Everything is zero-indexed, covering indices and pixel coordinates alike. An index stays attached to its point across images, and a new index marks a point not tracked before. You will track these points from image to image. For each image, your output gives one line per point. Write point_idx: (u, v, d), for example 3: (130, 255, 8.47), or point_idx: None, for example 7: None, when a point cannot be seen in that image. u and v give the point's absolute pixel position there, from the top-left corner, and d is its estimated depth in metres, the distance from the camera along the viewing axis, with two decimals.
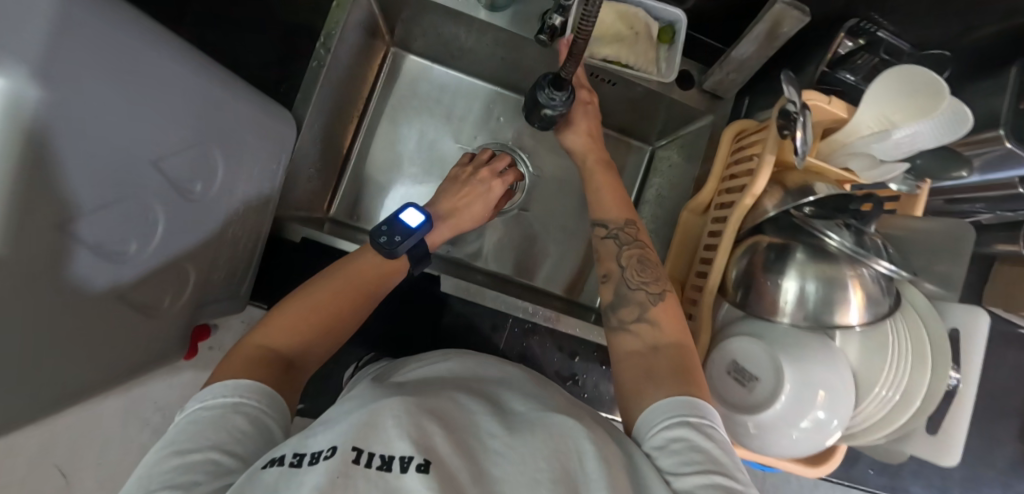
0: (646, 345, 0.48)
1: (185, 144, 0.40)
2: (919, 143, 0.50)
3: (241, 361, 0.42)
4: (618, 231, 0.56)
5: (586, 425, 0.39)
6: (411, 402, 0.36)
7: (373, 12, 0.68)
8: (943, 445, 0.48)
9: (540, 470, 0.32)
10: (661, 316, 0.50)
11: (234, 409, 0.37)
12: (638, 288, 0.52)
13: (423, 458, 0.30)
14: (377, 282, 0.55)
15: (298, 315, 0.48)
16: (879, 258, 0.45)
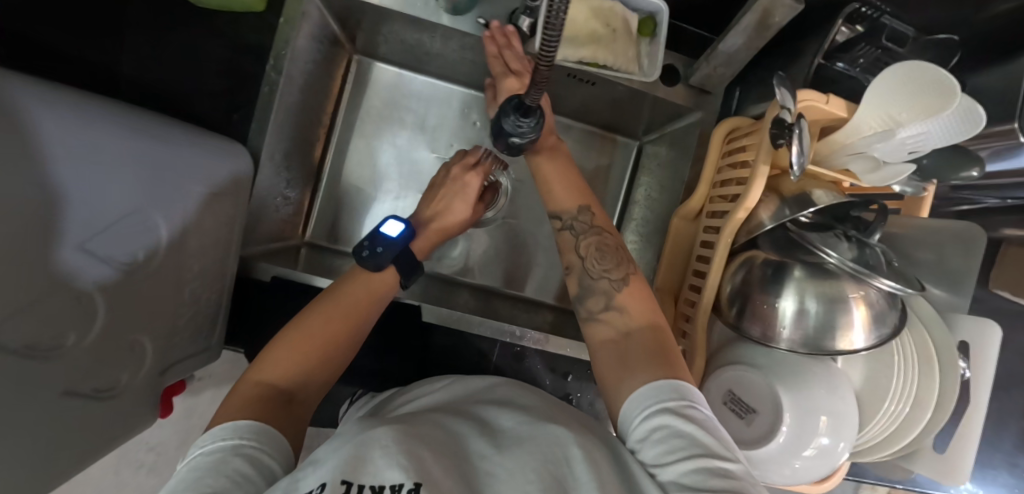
0: (619, 334, 0.44)
1: (111, 218, 0.36)
2: (925, 143, 0.46)
3: (239, 404, 0.39)
4: (573, 220, 0.51)
5: (583, 432, 0.35)
6: (399, 429, 0.33)
7: (328, 22, 0.62)
8: (952, 463, 0.46)
9: (540, 479, 0.29)
10: (629, 302, 0.45)
11: (235, 451, 0.34)
12: (601, 277, 0.47)
13: (417, 479, 0.27)
14: (375, 302, 0.52)
15: (296, 345, 0.44)
16: (880, 276, 0.41)
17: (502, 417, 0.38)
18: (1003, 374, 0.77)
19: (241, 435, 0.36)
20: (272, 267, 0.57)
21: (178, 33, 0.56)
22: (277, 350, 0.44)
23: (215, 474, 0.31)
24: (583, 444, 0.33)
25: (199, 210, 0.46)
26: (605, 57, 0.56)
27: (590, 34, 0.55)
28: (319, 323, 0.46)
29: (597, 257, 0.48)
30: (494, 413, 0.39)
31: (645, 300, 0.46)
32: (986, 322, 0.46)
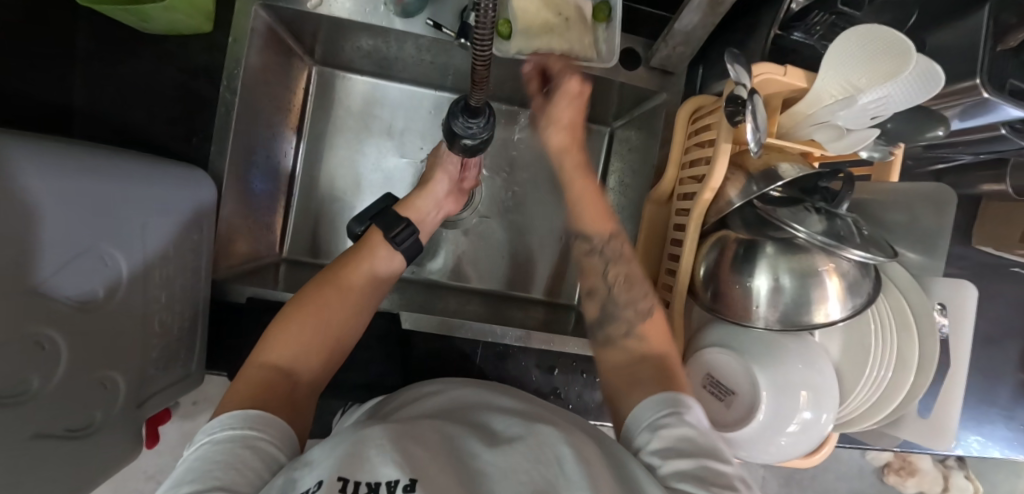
0: (634, 356, 0.45)
1: (72, 254, 0.36)
2: (888, 106, 0.44)
3: (250, 383, 0.41)
4: (604, 245, 0.53)
5: (575, 432, 0.35)
6: (395, 429, 0.33)
7: (281, 36, 0.61)
8: (937, 427, 0.46)
9: (533, 482, 0.29)
10: (650, 330, 0.46)
11: (244, 442, 0.34)
12: (626, 307, 0.48)
13: (413, 475, 0.27)
14: (376, 282, 0.54)
15: (302, 324, 0.46)
16: (850, 247, 0.41)
17: (497, 421, 0.38)
18: (993, 328, 0.77)
19: (252, 425, 0.36)
20: (248, 288, 0.57)
21: (128, 63, 0.55)
22: (283, 330, 0.46)
23: (223, 466, 0.32)
24: (572, 442, 0.33)
25: (156, 240, 0.45)
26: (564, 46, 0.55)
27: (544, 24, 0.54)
28: (324, 303, 0.49)
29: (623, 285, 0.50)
30: (491, 418, 0.39)
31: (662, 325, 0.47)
32: (962, 283, 0.46)
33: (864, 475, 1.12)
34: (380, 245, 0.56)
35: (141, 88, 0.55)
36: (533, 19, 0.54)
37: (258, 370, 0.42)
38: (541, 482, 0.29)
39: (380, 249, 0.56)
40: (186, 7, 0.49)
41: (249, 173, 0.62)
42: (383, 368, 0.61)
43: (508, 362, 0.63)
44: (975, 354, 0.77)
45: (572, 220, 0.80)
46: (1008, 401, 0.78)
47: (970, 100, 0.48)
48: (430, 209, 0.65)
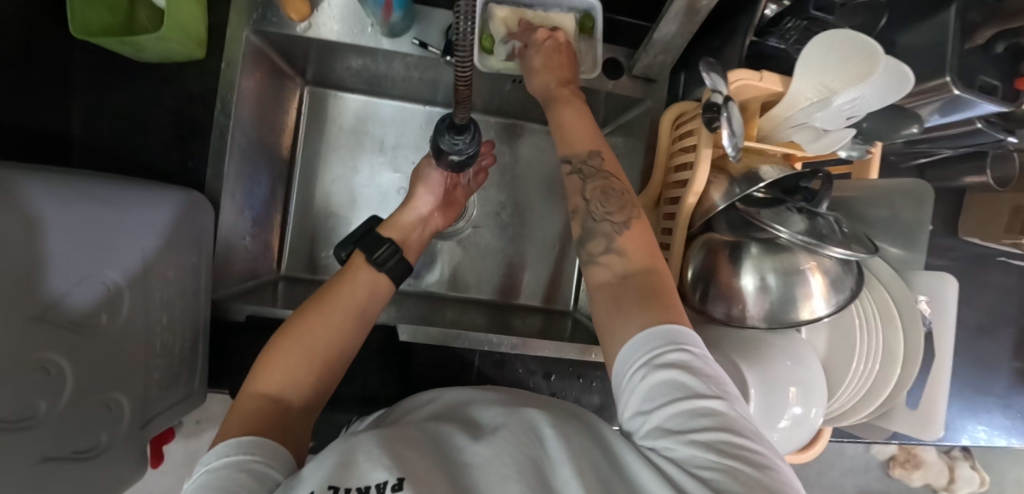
0: (616, 276, 0.41)
1: (71, 282, 0.37)
2: (859, 107, 0.46)
3: (245, 415, 0.42)
4: (584, 162, 0.46)
5: (560, 419, 0.36)
6: (387, 435, 0.34)
7: (273, 59, 0.63)
8: (925, 418, 0.47)
9: (518, 463, 0.30)
10: (629, 242, 0.42)
11: (239, 466, 0.36)
12: (604, 218, 0.43)
13: (402, 474, 0.28)
14: (364, 303, 0.55)
15: (292, 350, 0.47)
16: (830, 246, 0.42)
17: (486, 414, 0.38)
18: (985, 318, 0.78)
19: (243, 450, 0.37)
20: (247, 306, 0.58)
21: (125, 91, 0.57)
22: (274, 359, 0.46)
23: (219, 486, 0.33)
24: (552, 422, 0.34)
25: (160, 264, 0.46)
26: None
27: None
28: (314, 327, 0.49)
29: (600, 198, 0.44)
30: (481, 410, 0.40)
31: (645, 239, 0.42)
32: (943, 276, 0.48)
33: (869, 470, 1.12)
34: (364, 266, 0.57)
35: (138, 116, 0.57)
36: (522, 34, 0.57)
37: (252, 401, 0.43)
38: (525, 463, 0.30)
39: (364, 271, 0.57)
40: (179, 35, 0.51)
41: (246, 193, 0.64)
42: (383, 380, 0.62)
43: (505, 370, 0.64)
44: (970, 344, 0.78)
45: (566, 227, 0.81)
46: (1006, 389, 0.79)
47: (943, 97, 0.49)
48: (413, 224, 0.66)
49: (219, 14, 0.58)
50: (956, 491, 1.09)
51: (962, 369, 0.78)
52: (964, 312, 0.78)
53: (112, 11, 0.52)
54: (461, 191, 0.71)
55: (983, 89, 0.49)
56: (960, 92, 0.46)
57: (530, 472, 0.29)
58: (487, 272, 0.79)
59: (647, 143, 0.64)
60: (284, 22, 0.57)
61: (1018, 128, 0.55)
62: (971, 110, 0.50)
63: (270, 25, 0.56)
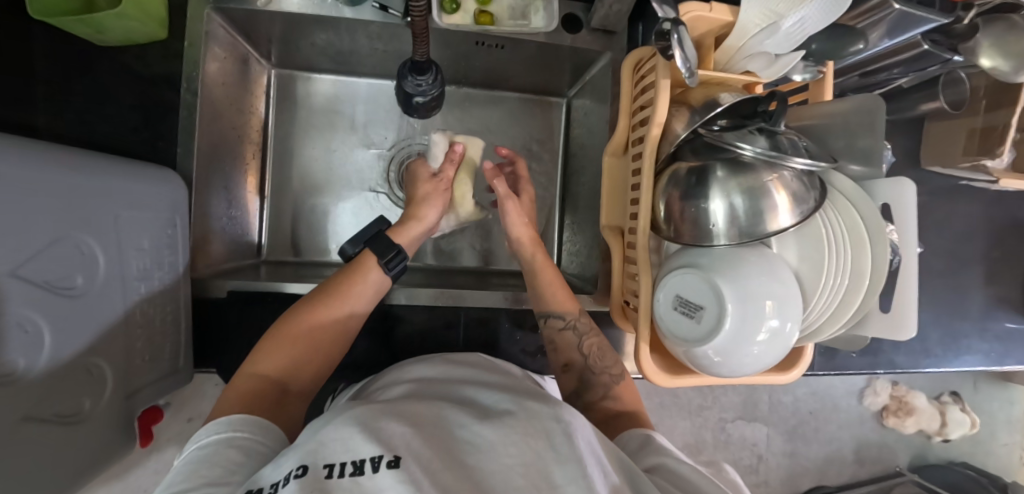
0: (612, 411, 0.53)
1: (43, 243, 0.37)
2: (806, 29, 0.49)
3: (244, 393, 0.43)
4: (575, 321, 0.60)
5: (561, 405, 0.37)
6: (378, 411, 0.33)
7: (236, 39, 0.64)
8: (897, 321, 0.48)
9: (522, 456, 0.30)
10: (623, 390, 0.56)
11: (230, 443, 0.36)
12: (602, 372, 0.57)
13: (396, 453, 0.28)
14: (365, 301, 0.56)
15: (291, 338, 0.49)
16: (792, 156, 0.43)
17: (483, 396, 0.41)
18: (956, 246, 0.81)
19: (235, 429, 0.38)
20: (229, 281, 0.59)
21: (87, 76, 0.57)
22: (272, 344, 0.48)
23: (210, 465, 0.33)
24: (559, 416, 0.34)
25: (130, 237, 0.47)
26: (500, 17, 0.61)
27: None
28: (316, 319, 0.51)
29: (598, 355, 0.57)
30: (479, 396, 0.41)
31: (632, 392, 0.56)
32: (901, 180, 0.49)
33: (864, 421, 1.13)
34: (372, 268, 0.58)
35: (103, 102, 0.57)
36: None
37: (249, 381, 0.45)
38: (529, 456, 0.30)
39: (373, 271, 0.57)
40: (138, 12, 0.52)
41: (219, 174, 0.64)
42: (369, 347, 0.62)
43: (493, 328, 0.65)
44: (943, 274, 0.80)
45: (543, 193, 0.83)
46: (981, 313, 0.81)
47: (888, 14, 0.50)
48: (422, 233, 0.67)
49: None
50: (949, 434, 1.10)
51: (937, 299, 0.80)
52: (933, 243, 0.80)
53: None
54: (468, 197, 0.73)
55: (923, 3, 0.50)
56: (901, 7, 0.48)
57: (535, 466, 0.29)
58: (469, 243, 0.80)
59: (612, 94, 0.66)
60: None
61: (960, 44, 0.57)
62: (917, 26, 0.52)
63: (230, 1, 0.57)
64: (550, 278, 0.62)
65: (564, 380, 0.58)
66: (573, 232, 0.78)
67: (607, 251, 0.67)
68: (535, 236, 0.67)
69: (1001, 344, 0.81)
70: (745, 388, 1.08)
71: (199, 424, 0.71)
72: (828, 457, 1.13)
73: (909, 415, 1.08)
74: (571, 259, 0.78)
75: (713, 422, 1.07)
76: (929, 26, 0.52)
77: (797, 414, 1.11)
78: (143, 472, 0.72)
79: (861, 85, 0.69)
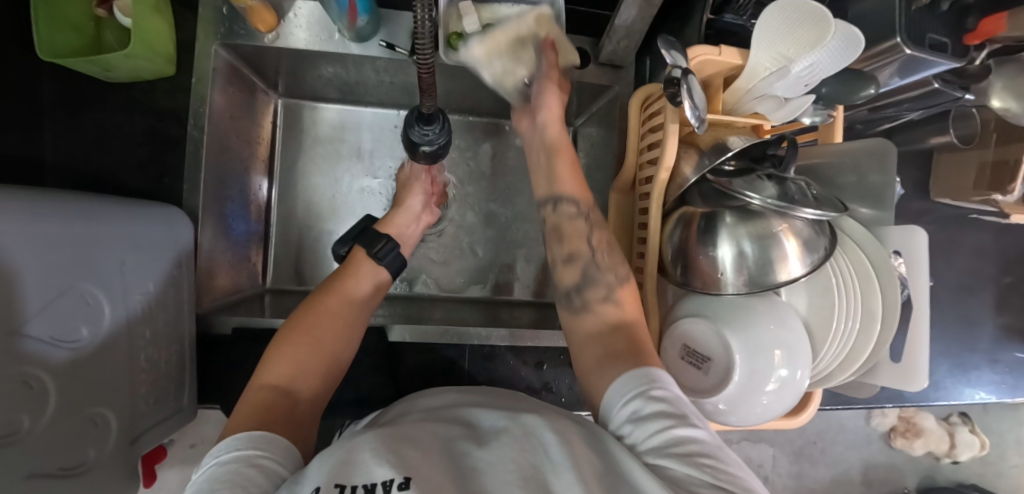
0: (604, 326, 0.45)
1: (50, 294, 0.37)
2: (818, 74, 0.48)
3: (253, 406, 0.40)
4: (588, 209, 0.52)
5: (560, 420, 0.36)
6: (387, 436, 0.33)
7: (244, 71, 0.64)
8: (908, 372, 0.47)
9: (519, 471, 0.30)
10: (624, 294, 0.47)
11: (249, 462, 0.33)
12: (608, 271, 0.48)
13: (407, 474, 0.28)
14: (360, 291, 0.57)
15: (289, 344, 0.47)
16: (801, 207, 0.42)
17: (483, 414, 0.39)
18: (965, 276, 0.79)
19: (253, 445, 0.35)
20: (232, 319, 0.58)
21: (95, 111, 0.57)
22: (274, 356, 0.46)
23: (230, 484, 0.30)
24: (556, 428, 0.34)
25: (135, 282, 0.47)
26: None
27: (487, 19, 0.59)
28: (325, 314, 0.51)
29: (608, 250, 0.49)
30: (480, 412, 0.40)
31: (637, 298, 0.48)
32: (912, 229, 0.48)
33: (871, 443, 1.11)
34: (364, 260, 0.60)
35: (111, 138, 0.57)
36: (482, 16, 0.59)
37: (263, 392, 0.42)
38: (528, 470, 0.30)
39: (364, 263, 0.60)
40: (146, 52, 0.52)
41: (225, 205, 0.64)
42: (373, 382, 0.62)
43: (497, 364, 0.65)
44: (952, 304, 0.79)
45: None
46: (991, 343, 0.79)
47: (898, 58, 0.49)
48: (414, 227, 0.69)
49: (187, 30, 0.59)
50: (958, 456, 1.08)
51: (947, 329, 0.79)
52: (943, 273, 0.79)
53: (78, 32, 0.54)
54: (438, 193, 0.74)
55: (935, 47, 0.49)
56: (911, 52, 0.47)
57: (534, 478, 0.29)
58: (472, 272, 0.80)
59: (619, 128, 0.65)
60: (253, 34, 0.58)
61: (972, 84, 0.56)
62: (928, 68, 0.51)
63: (238, 37, 0.57)
64: (566, 159, 0.54)
65: (564, 270, 0.50)
66: None
67: None
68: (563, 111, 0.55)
69: (1011, 375, 0.79)
70: None
71: (203, 453, 0.71)
72: (835, 478, 1.12)
73: (917, 438, 1.06)
74: None
75: None
76: (940, 68, 0.51)
77: (803, 436, 1.10)
78: None
79: (870, 118, 0.68)
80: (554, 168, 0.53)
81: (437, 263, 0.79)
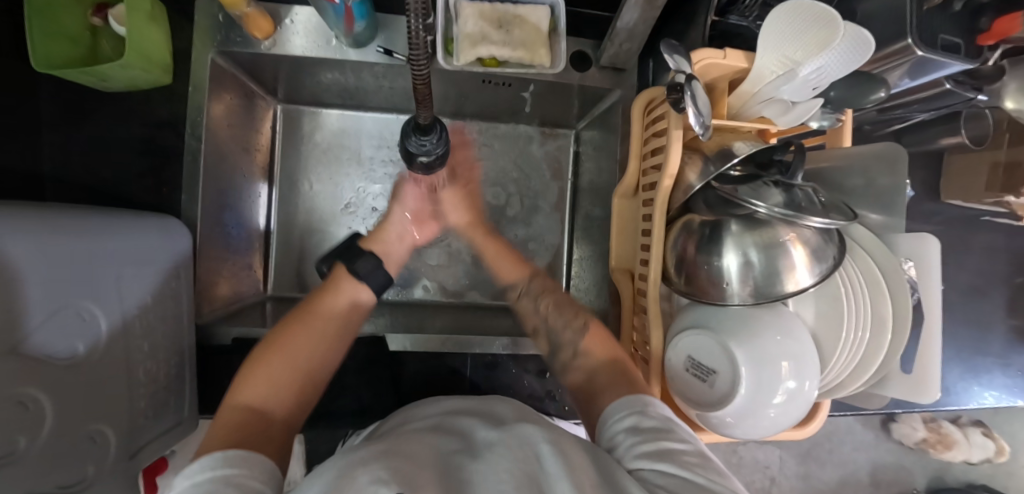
0: (585, 374, 0.48)
1: (45, 312, 0.37)
2: (826, 75, 0.46)
3: (225, 425, 0.39)
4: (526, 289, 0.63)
5: (557, 431, 0.35)
6: (384, 453, 0.31)
7: (241, 78, 0.63)
8: (921, 383, 0.46)
9: (514, 477, 0.28)
10: (592, 343, 0.50)
11: (227, 479, 0.31)
12: (566, 329, 0.54)
13: (401, 481, 0.26)
14: (341, 310, 0.55)
15: (264, 363, 0.45)
16: (809, 216, 0.41)
17: (477, 428, 0.38)
18: (976, 279, 0.78)
19: (233, 463, 0.33)
20: (233, 329, 0.59)
21: (93, 120, 0.57)
22: (249, 375, 0.44)
23: None
24: (552, 438, 0.33)
25: (131, 292, 0.46)
26: (506, 52, 0.56)
27: (489, 26, 0.56)
28: (301, 332, 0.49)
29: (555, 313, 0.57)
30: (472, 426, 0.38)
31: (604, 336, 0.51)
32: (923, 236, 0.47)
33: (879, 444, 1.10)
34: (344, 278, 0.57)
35: (109, 147, 0.57)
36: (484, 22, 0.55)
37: (236, 409, 0.40)
38: (522, 476, 0.29)
39: (343, 282, 0.57)
40: (142, 62, 0.52)
41: (225, 213, 0.63)
42: (378, 391, 0.62)
43: (500, 372, 0.64)
44: (963, 306, 0.77)
45: (551, 226, 0.82)
46: (1004, 347, 0.78)
47: (909, 60, 0.48)
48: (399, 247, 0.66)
49: (184, 38, 0.58)
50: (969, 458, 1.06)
51: (959, 333, 0.77)
52: (955, 275, 0.77)
53: (74, 43, 0.53)
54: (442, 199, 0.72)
55: (947, 47, 0.48)
56: (923, 54, 0.46)
57: (529, 482, 0.28)
58: (474, 278, 0.79)
59: (622, 132, 0.64)
60: (249, 41, 0.57)
61: (986, 85, 0.54)
62: (941, 70, 0.49)
63: (234, 45, 0.57)
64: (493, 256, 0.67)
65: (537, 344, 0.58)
66: (582, 267, 0.77)
67: (615, 293, 0.66)
68: (472, 218, 0.69)
69: None
70: None
71: None
72: (843, 480, 1.11)
73: (950, 449, 1.03)
74: (579, 295, 0.77)
75: (723, 447, 1.05)
76: (954, 70, 0.49)
77: (810, 438, 1.09)
78: None
79: (879, 119, 0.67)
80: (492, 262, 0.68)
81: (438, 269, 0.78)
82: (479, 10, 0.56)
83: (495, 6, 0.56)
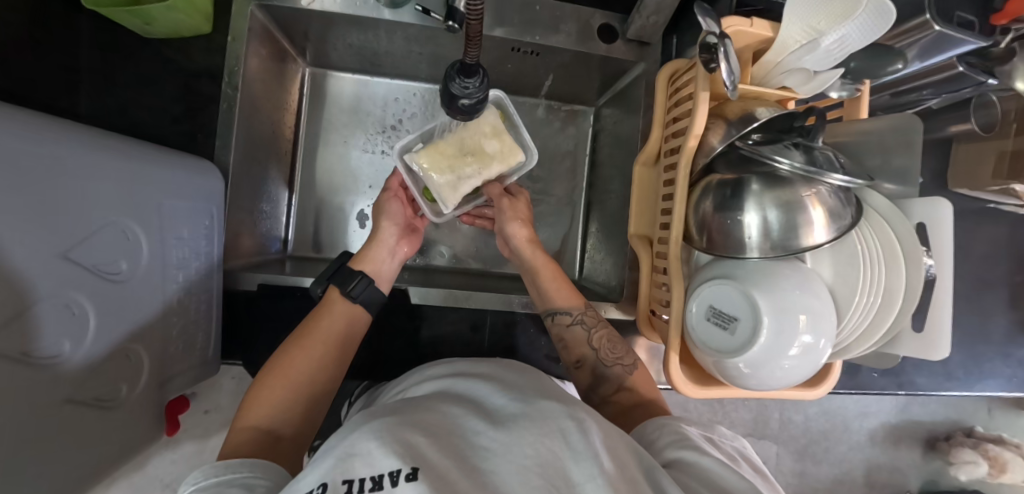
0: (620, 400, 0.54)
1: (96, 226, 0.38)
2: (848, 47, 0.48)
3: (234, 446, 0.41)
4: (581, 317, 0.59)
5: (579, 408, 0.34)
6: (395, 419, 0.31)
7: (276, 35, 0.65)
8: (932, 341, 0.48)
9: (538, 456, 0.27)
10: (638, 379, 0.56)
11: (231, 483, 0.34)
12: (615, 364, 0.57)
13: (414, 463, 0.25)
14: (341, 327, 0.54)
15: (268, 388, 0.46)
16: (829, 173, 0.42)
17: (494, 397, 0.36)
18: (981, 271, 0.80)
19: (234, 471, 0.35)
20: (259, 275, 0.60)
21: (130, 62, 0.58)
22: (255, 398, 0.46)
23: None
24: (575, 416, 0.32)
25: (171, 222, 0.48)
26: (487, 171, 0.60)
27: (451, 162, 0.60)
28: (301, 358, 0.49)
29: (608, 347, 0.57)
30: (489, 391, 0.38)
31: (646, 373, 0.57)
32: (936, 200, 0.49)
33: (876, 445, 1.11)
34: (339, 301, 0.56)
35: (144, 92, 0.58)
36: (443, 158, 0.59)
37: (244, 433, 0.42)
38: (546, 455, 0.28)
39: (337, 305, 0.55)
40: (186, 7, 0.53)
41: (254, 166, 0.65)
42: (398, 345, 0.64)
43: (517, 331, 0.67)
44: (967, 296, 0.79)
45: (566, 201, 0.84)
46: (1005, 337, 0.80)
47: (927, 36, 0.51)
48: (393, 264, 0.63)
49: None
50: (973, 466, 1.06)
51: (961, 322, 0.79)
52: (960, 264, 0.79)
53: None
54: (421, 221, 0.70)
55: (963, 25, 0.51)
56: (941, 29, 0.49)
57: (553, 466, 0.27)
58: (489, 247, 0.81)
59: (645, 104, 0.66)
60: None
61: (997, 67, 0.57)
62: (956, 48, 0.52)
63: None
64: (550, 276, 0.62)
65: (578, 375, 0.58)
66: (597, 240, 0.79)
67: (635, 260, 0.68)
68: (533, 235, 0.65)
69: None
70: (756, 404, 1.06)
71: (222, 414, 0.72)
72: (837, 477, 1.11)
73: (1005, 472, 1.03)
74: (594, 266, 0.78)
75: None
76: (968, 48, 0.52)
77: (807, 435, 1.08)
78: (160, 461, 0.72)
79: (892, 104, 0.69)
80: (544, 288, 0.62)
81: (456, 236, 0.80)
82: (436, 151, 0.60)
83: (446, 141, 0.60)
